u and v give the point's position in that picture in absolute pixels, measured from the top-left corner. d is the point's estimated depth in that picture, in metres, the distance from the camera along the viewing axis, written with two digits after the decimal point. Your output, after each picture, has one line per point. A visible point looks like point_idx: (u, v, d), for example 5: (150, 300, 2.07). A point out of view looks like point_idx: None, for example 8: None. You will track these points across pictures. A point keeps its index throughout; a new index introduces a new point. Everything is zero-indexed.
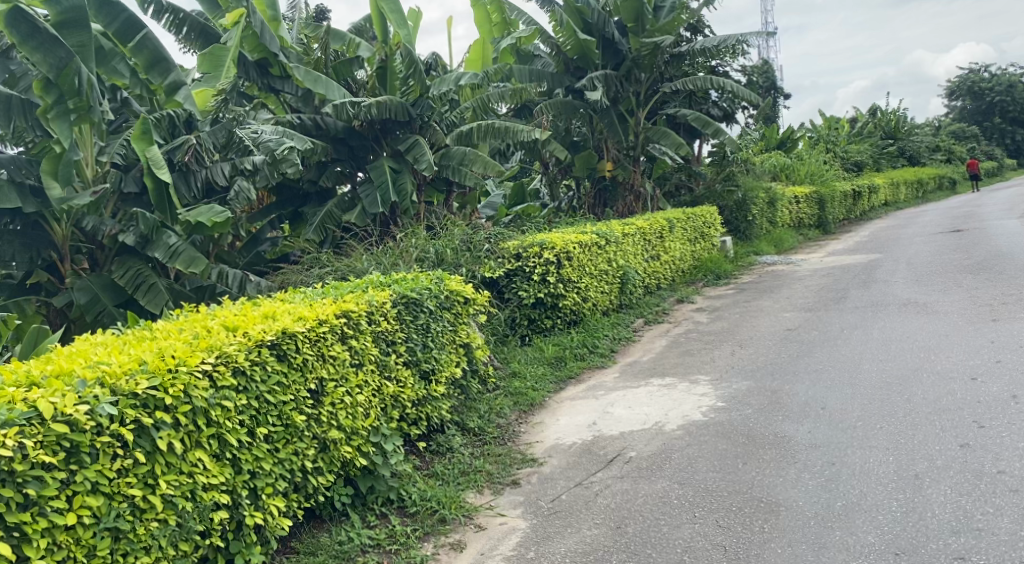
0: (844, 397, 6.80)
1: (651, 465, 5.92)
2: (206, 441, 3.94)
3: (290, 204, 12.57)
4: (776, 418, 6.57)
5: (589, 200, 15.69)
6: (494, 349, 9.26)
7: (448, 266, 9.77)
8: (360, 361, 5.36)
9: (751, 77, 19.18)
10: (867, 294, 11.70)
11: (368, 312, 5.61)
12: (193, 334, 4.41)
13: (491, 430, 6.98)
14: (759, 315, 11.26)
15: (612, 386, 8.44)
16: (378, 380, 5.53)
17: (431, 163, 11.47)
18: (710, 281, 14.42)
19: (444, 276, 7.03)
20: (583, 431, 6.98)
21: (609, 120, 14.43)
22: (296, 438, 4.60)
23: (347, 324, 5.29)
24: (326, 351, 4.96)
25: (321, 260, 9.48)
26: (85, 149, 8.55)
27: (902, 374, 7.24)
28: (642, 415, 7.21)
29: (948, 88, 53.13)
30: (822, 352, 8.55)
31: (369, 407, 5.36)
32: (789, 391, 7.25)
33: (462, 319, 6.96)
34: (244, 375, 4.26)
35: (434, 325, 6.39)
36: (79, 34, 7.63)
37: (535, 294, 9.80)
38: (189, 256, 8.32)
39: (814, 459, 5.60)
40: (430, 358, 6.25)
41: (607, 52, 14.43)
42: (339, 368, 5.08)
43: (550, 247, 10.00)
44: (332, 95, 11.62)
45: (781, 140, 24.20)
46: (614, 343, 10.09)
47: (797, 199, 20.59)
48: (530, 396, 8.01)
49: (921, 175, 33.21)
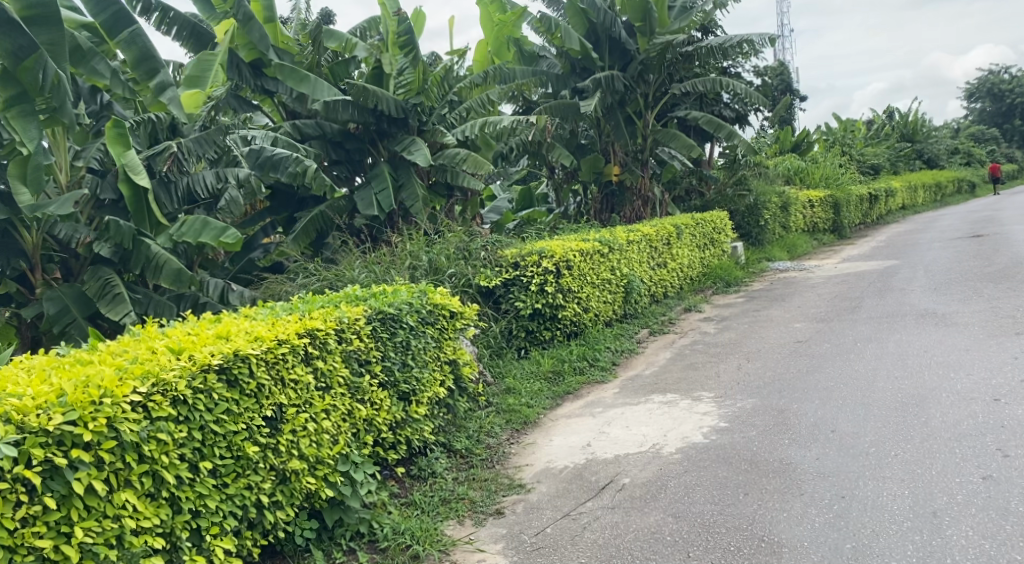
0: (857, 419, 6.34)
1: (644, 494, 5.48)
2: (136, 479, 3.59)
3: (285, 210, 11.94)
4: (781, 442, 6.10)
5: (596, 206, 15.14)
6: (488, 363, 8.83)
7: (442, 276, 9.37)
8: (327, 385, 4.96)
9: (765, 78, 18.66)
10: (882, 303, 11.20)
11: (338, 330, 5.20)
12: (133, 358, 4.04)
13: (478, 452, 6.57)
14: (769, 325, 10.79)
15: (611, 402, 8.00)
16: (349, 403, 5.13)
17: (427, 153, 11.07)
18: (720, 289, 13.98)
19: (428, 288, 6.60)
20: (576, 453, 6.55)
21: (615, 122, 14.01)
22: (249, 470, 4.22)
23: (313, 344, 4.89)
24: (286, 375, 4.56)
25: (309, 269, 9.12)
26: (58, 153, 8.33)
27: (918, 394, 6.77)
28: (639, 436, 6.76)
29: (965, 89, 52.31)
30: (834, 367, 8.07)
31: (337, 433, 4.96)
32: (796, 411, 6.78)
33: (448, 335, 6.54)
34: (187, 404, 3.88)
35: (415, 342, 5.97)
36: (49, 30, 7.28)
37: (533, 305, 9.38)
38: (172, 272, 8.00)
39: (821, 491, 5.15)
40: (410, 378, 5.84)
41: (614, 52, 13.99)
42: (304, 392, 4.68)
43: (549, 255, 9.59)
44: (320, 95, 11.11)
45: (796, 142, 23.38)
46: (615, 355, 9.65)
47: (811, 203, 20.07)
48: (524, 414, 7.59)
49: (939, 178, 32.57)
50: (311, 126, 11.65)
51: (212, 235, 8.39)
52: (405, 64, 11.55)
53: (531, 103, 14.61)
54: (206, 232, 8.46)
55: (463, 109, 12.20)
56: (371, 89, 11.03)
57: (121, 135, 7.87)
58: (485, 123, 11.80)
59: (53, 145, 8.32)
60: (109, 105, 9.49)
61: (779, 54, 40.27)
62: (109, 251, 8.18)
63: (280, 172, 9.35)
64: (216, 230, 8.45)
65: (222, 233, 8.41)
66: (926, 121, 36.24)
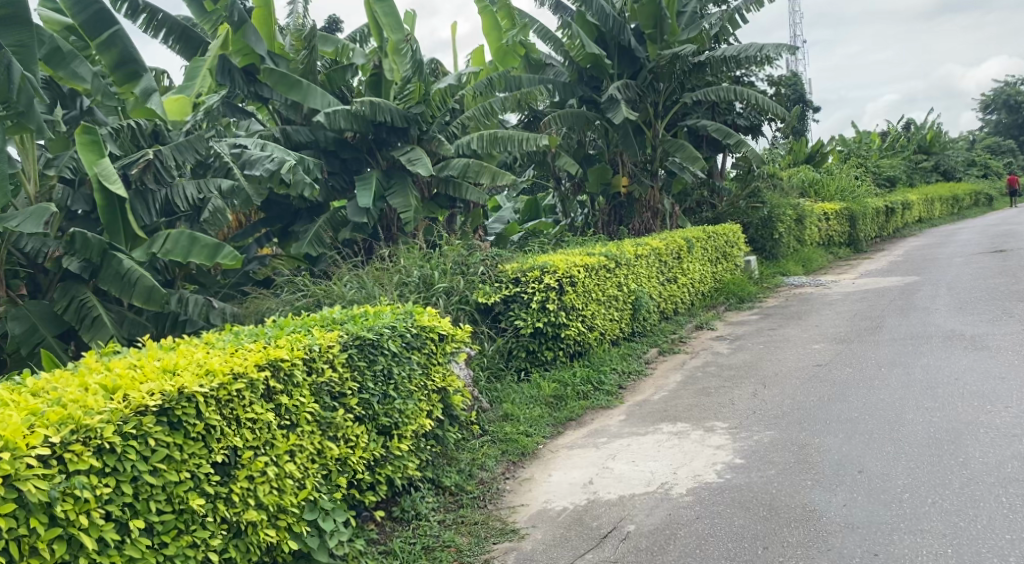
0: (886, 457, 5.76)
1: (651, 547, 4.94)
2: (44, 547, 3.08)
3: (279, 221, 11.51)
4: (803, 484, 5.52)
5: (604, 218, 14.74)
6: (485, 387, 8.24)
7: (437, 293, 8.87)
8: (293, 422, 4.41)
9: (780, 88, 18.04)
10: (906, 324, 10.56)
11: (308, 359, 4.63)
12: (57, 398, 3.49)
13: (470, 489, 6.06)
14: (785, 346, 10.18)
15: (617, 431, 7.42)
16: (318, 442, 4.58)
17: (427, 163, 10.61)
18: (732, 305, 13.38)
19: (416, 309, 6.04)
20: (577, 492, 5.98)
21: (624, 133, 13.34)
22: (194, 525, 3.65)
23: (275, 378, 4.33)
24: (242, 413, 3.99)
25: (295, 283, 8.58)
26: (27, 161, 7.79)
27: (953, 429, 6.15)
28: (646, 474, 6.17)
29: (981, 102, 51.51)
30: (857, 395, 7.47)
31: (303, 477, 4.41)
32: (819, 447, 6.20)
33: (437, 360, 5.97)
34: (115, 453, 3.34)
35: (398, 370, 5.39)
36: (17, 32, 6.83)
37: (534, 324, 8.80)
38: (145, 289, 7.41)
39: (850, 547, 4.61)
40: (392, 411, 5.28)
41: (622, 59, 13.48)
42: (264, 432, 4.12)
43: (553, 270, 9.01)
44: (313, 104, 10.75)
45: (810, 153, 22.75)
46: (621, 378, 9.06)
47: (827, 216, 19.44)
48: (521, 444, 7.02)
49: (957, 190, 31.88)
50: (302, 133, 11.09)
51: (206, 255, 7.88)
52: (408, 76, 11.13)
53: (537, 112, 14.07)
54: (195, 249, 7.92)
55: (464, 118, 11.57)
56: (379, 103, 10.63)
57: (94, 141, 7.50)
58: (496, 137, 11.27)
59: (22, 152, 7.78)
60: (89, 111, 8.96)
61: (792, 64, 39.68)
62: (78, 265, 7.65)
63: (256, 167, 9.01)
64: (208, 249, 7.92)
65: (217, 252, 7.89)
66: (944, 132, 35.52)
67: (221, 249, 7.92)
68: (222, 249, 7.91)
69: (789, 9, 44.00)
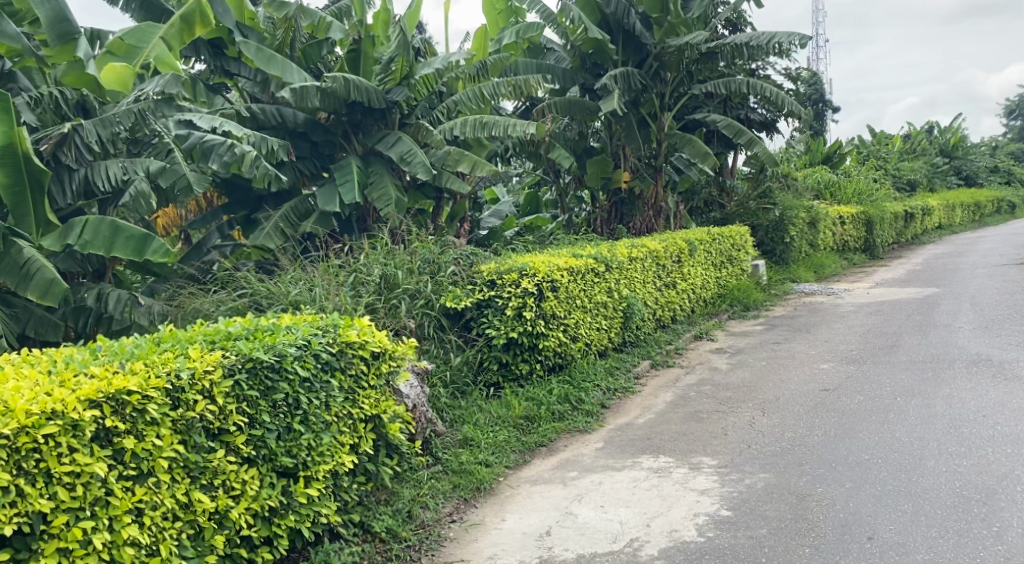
0: (903, 521, 4.76)
1: None
2: None
3: (243, 207, 10.47)
4: (799, 553, 4.53)
5: (603, 216, 13.62)
6: (447, 404, 7.27)
7: (398, 295, 7.90)
8: (143, 471, 3.54)
9: (799, 82, 16.88)
10: (926, 344, 9.51)
11: (171, 391, 3.70)
12: None
13: (404, 537, 5.07)
14: (791, 364, 9.14)
15: (590, 463, 6.40)
16: (184, 494, 3.69)
17: (424, 162, 9.62)
18: (736, 313, 12.33)
19: (347, 321, 4.93)
20: (530, 547, 4.99)
21: (626, 123, 12.32)
22: None
23: (117, 416, 3.46)
24: (54, 465, 3.23)
25: (237, 279, 7.60)
26: None
27: (983, 486, 5.13)
28: (614, 525, 5.17)
29: (1004, 107, 49.88)
30: (870, 431, 6.44)
31: (156, 542, 3.56)
32: (821, 499, 5.19)
33: (370, 384, 4.86)
34: None
35: (308, 399, 4.38)
36: None
37: (507, 333, 7.77)
38: (42, 282, 6.64)
39: None
40: (297, 449, 4.28)
41: (628, 47, 12.41)
42: (92, 489, 3.34)
43: (532, 274, 7.99)
44: (290, 79, 9.74)
45: (828, 153, 21.60)
46: (606, 397, 8.04)
47: (842, 219, 18.33)
48: (477, 477, 6.00)
49: (978, 197, 30.55)
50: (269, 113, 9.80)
51: (131, 247, 7.11)
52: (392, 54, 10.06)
53: (535, 99, 13.09)
54: (119, 240, 7.14)
55: (450, 102, 10.47)
56: (354, 81, 9.53)
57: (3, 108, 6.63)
58: (484, 123, 10.21)
59: None
60: (11, 74, 8.06)
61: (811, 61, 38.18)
62: None
63: (211, 156, 8.17)
64: (134, 241, 7.14)
65: (144, 244, 7.15)
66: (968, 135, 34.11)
67: (149, 241, 7.19)
68: (150, 241, 7.18)
69: (812, 8, 42.61)
